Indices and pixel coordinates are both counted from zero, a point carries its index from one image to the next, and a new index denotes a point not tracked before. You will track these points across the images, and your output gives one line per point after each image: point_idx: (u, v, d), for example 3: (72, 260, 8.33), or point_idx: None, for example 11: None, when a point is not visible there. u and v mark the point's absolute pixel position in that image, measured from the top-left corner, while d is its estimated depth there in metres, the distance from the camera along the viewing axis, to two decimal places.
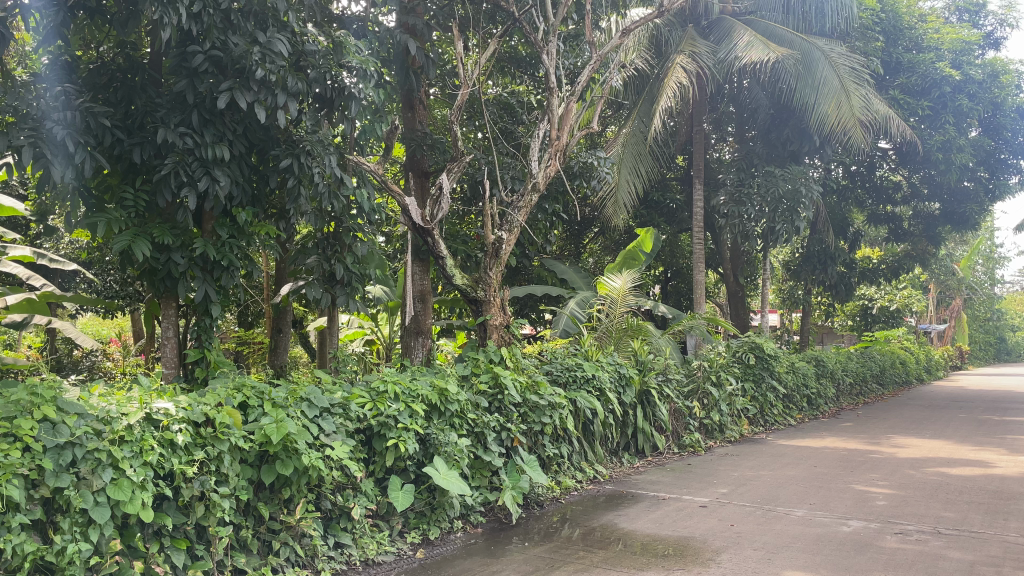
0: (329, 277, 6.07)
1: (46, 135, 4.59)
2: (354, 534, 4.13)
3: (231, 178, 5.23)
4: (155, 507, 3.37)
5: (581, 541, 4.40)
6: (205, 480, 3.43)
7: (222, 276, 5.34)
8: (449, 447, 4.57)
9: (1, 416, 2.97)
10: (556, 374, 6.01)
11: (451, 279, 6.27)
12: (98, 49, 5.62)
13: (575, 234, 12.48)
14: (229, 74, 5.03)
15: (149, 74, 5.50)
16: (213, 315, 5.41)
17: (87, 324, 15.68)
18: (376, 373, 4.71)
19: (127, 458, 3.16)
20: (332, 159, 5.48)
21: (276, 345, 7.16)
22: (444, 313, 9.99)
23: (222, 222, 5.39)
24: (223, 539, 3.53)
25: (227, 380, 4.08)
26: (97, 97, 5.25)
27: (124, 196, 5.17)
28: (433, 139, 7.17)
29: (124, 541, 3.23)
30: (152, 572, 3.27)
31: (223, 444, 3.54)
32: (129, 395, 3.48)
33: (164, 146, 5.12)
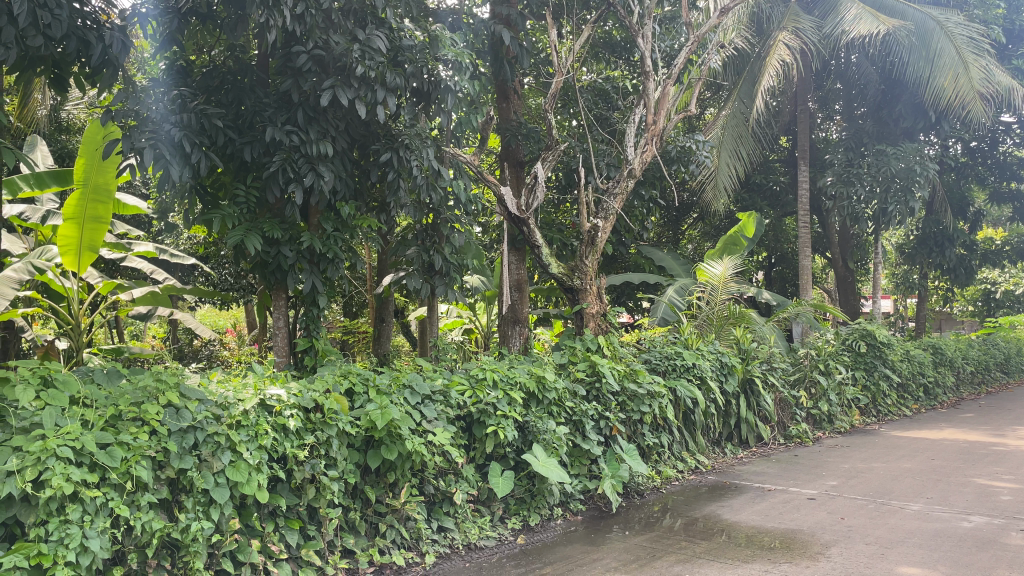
0: (429, 267, 6.16)
1: (165, 137, 4.86)
2: (457, 519, 4.22)
3: (335, 173, 5.41)
4: (270, 488, 3.55)
5: (683, 531, 4.34)
6: (315, 464, 3.58)
7: (327, 268, 5.54)
8: (547, 434, 4.60)
9: (132, 401, 3.19)
10: (655, 363, 5.93)
11: (547, 268, 6.31)
12: (210, 53, 5.91)
13: (673, 220, 12.25)
14: (332, 72, 5.19)
15: (257, 75, 5.74)
16: (320, 305, 5.62)
17: (207, 315, 16.59)
18: (474, 361, 4.77)
19: (244, 442, 3.34)
20: (430, 152, 5.60)
21: (379, 334, 7.35)
22: (542, 302, 10.01)
23: (327, 216, 5.59)
24: (332, 521, 3.68)
25: (334, 368, 4.24)
26: (210, 99, 5.52)
27: (237, 192, 5.42)
28: (527, 128, 7.18)
29: (243, 520, 3.42)
30: (268, 551, 3.45)
31: (332, 429, 3.68)
32: (245, 382, 3.67)
33: (273, 144, 5.34)
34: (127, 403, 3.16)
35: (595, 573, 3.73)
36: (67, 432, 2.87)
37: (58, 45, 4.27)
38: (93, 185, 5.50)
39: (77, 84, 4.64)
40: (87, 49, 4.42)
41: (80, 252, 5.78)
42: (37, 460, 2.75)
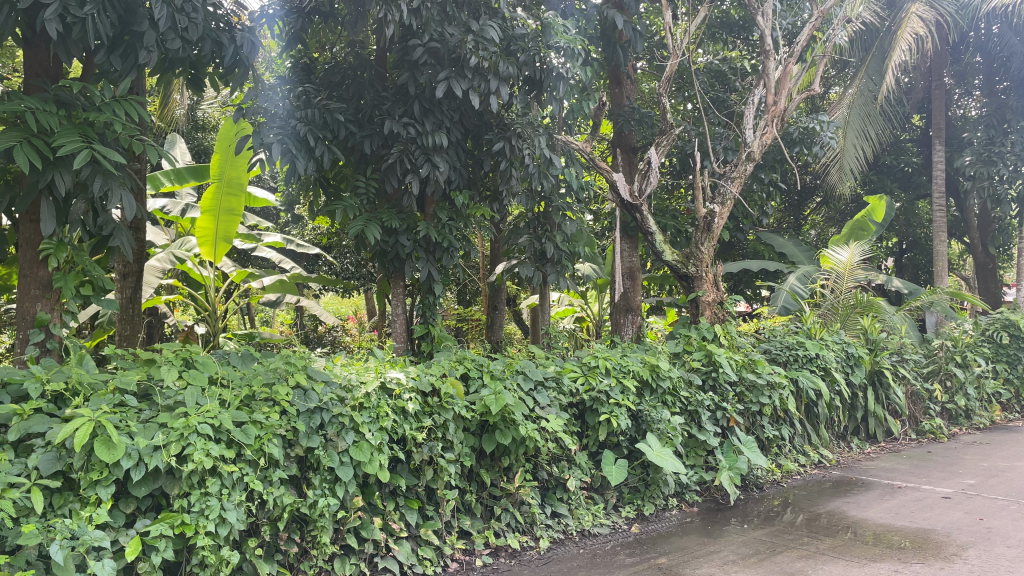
0: (540, 256, 6.18)
1: (292, 132, 5.12)
2: (570, 505, 4.26)
3: (450, 164, 5.51)
4: (391, 469, 3.69)
5: (805, 527, 4.20)
6: (433, 446, 3.69)
7: (443, 257, 5.66)
8: (662, 424, 4.54)
9: (265, 382, 3.37)
10: (775, 353, 5.73)
11: (661, 255, 6.22)
12: (331, 50, 6.14)
13: (793, 205, 11.81)
14: (447, 64, 5.29)
15: (376, 70, 5.92)
16: (436, 293, 5.76)
17: (330, 303, 17.30)
18: (587, 348, 4.77)
19: (366, 423, 3.47)
20: (542, 140, 5.62)
21: (492, 322, 7.44)
22: (656, 290, 9.87)
23: (442, 206, 5.72)
24: (449, 502, 3.79)
25: (450, 354, 4.35)
26: (332, 95, 5.75)
27: (357, 184, 5.62)
28: (641, 113, 7.08)
29: (366, 498, 3.57)
30: (389, 528, 3.59)
31: (448, 412, 3.77)
32: (367, 365, 3.83)
33: (391, 137, 5.50)
34: (259, 384, 3.35)
35: (712, 565, 3.67)
36: (206, 410, 3.06)
37: (195, 48, 4.54)
38: (227, 179, 5.82)
39: (211, 84, 4.93)
40: (220, 50, 4.69)
41: (216, 243, 6.15)
42: (181, 435, 2.94)
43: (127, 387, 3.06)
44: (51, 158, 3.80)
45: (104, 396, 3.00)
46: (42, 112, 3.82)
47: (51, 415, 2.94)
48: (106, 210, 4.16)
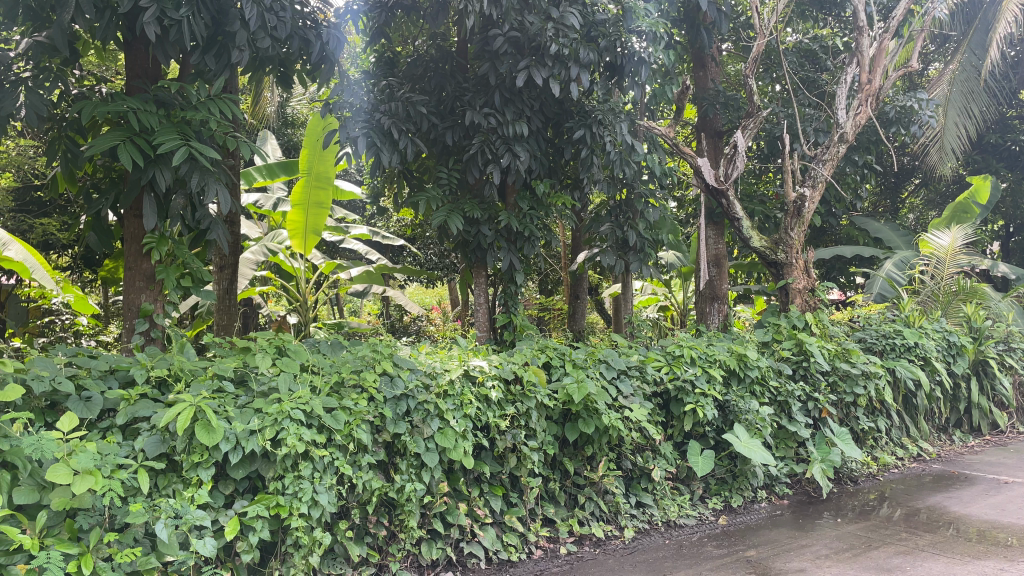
0: (623, 244, 6.11)
1: (376, 125, 5.23)
2: (655, 496, 4.23)
3: (531, 153, 5.52)
4: (475, 456, 3.74)
5: (903, 522, 4.04)
6: (516, 434, 3.72)
7: (524, 246, 5.69)
8: (749, 414, 4.43)
9: (353, 369, 3.47)
10: (871, 343, 5.51)
11: (748, 241, 6.10)
12: (413, 44, 6.22)
13: (890, 188, 11.32)
14: (527, 53, 5.29)
15: (457, 61, 5.98)
16: (518, 282, 5.79)
17: (415, 292, 17.61)
18: (672, 337, 4.71)
19: (450, 410, 3.52)
20: (623, 126, 5.56)
21: (574, 311, 7.43)
22: (743, 278, 9.64)
23: (523, 196, 5.74)
24: (533, 489, 3.82)
25: (533, 342, 4.36)
26: (415, 88, 5.84)
27: (440, 175, 5.70)
28: (726, 96, 6.91)
29: (451, 484, 3.64)
30: (474, 514, 3.65)
31: (531, 401, 3.79)
32: (451, 354, 3.88)
33: (472, 127, 5.54)
34: (348, 371, 3.44)
35: (803, 559, 3.57)
36: (298, 396, 3.16)
37: (284, 45, 4.68)
38: (315, 174, 5.96)
39: (299, 80, 5.07)
40: (307, 47, 4.82)
41: (305, 236, 6.33)
42: (275, 420, 3.05)
43: (225, 374, 3.19)
44: (151, 155, 3.99)
45: (203, 383, 3.14)
46: (143, 112, 4.02)
47: (155, 400, 3.10)
48: (203, 204, 4.34)
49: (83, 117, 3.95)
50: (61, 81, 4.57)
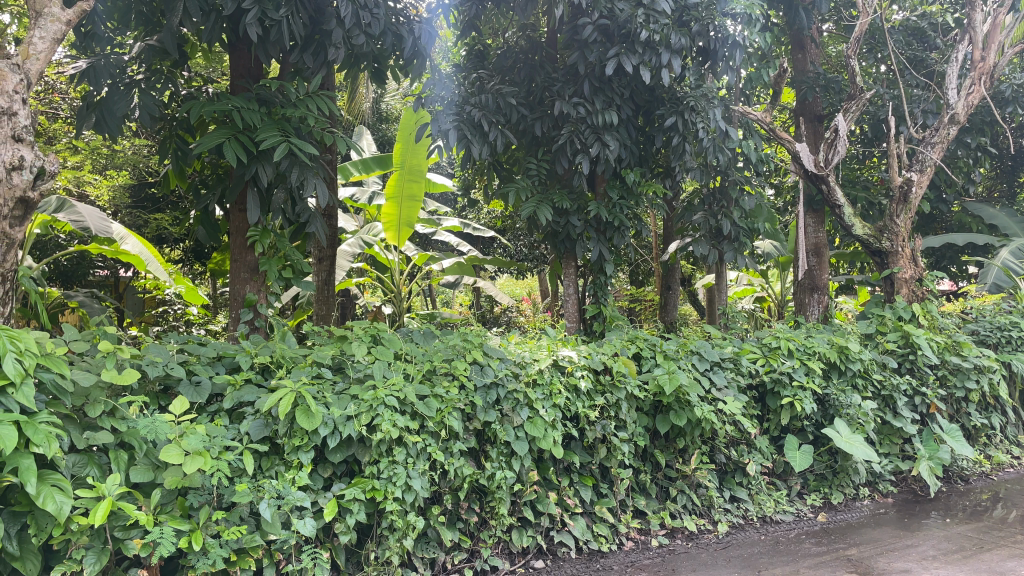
0: (716, 233, 5.99)
1: (467, 118, 5.31)
2: (750, 490, 4.16)
3: (620, 142, 5.47)
4: (565, 445, 3.76)
5: (1019, 525, 3.83)
6: (606, 424, 3.71)
7: (614, 236, 5.65)
8: (851, 409, 4.27)
9: (445, 358, 3.53)
10: (984, 335, 5.22)
11: (850, 229, 5.88)
12: (503, 36, 6.26)
13: (1006, 171, 10.66)
14: (616, 40, 5.23)
15: (547, 51, 5.99)
16: (608, 272, 5.76)
17: (507, 283, 17.75)
18: (768, 329, 4.59)
19: (540, 400, 3.54)
20: (716, 112, 5.43)
21: (665, 302, 7.33)
22: (845, 268, 9.27)
23: (613, 185, 5.70)
24: (624, 481, 3.81)
25: (623, 333, 4.34)
26: (505, 79, 5.89)
27: (529, 166, 5.72)
28: (827, 79, 6.65)
29: (541, 473, 3.67)
30: (564, 503, 3.68)
31: (621, 391, 3.77)
32: (540, 344, 3.90)
33: (561, 118, 5.53)
34: (439, 359, 3.50)
35: (908, 559, 3.44)
36: (392, 383, 3.23)
37: (377, 41, 4.79)
38: (408, 167, 6.08)
39: (392, 76, 5.18)
40: (400, 42, 4.92)
41: (399, 228, 6.47)
42: (369, 406, 3.12)
43: (323, 361, 3.31)
44: (254, 152, 4.17)
45: (303, 369, 3.27)
46: (246, 110, 4.19)
47: (259, 385, 3.25)
48: (302, 198, 4.50)
49: (191, 116, 4.16)
50: (171, 83, 4.82)
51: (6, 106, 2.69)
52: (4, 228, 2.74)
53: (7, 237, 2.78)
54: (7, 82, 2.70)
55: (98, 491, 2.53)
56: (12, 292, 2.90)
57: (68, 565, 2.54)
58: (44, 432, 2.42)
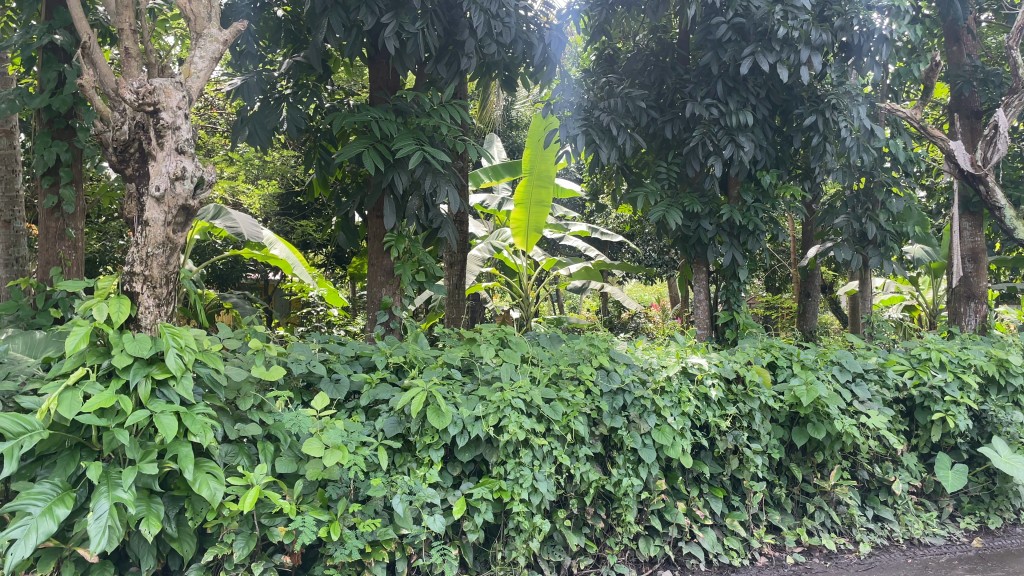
0: (860, 237, 5.69)
1: (597, 123, 5.33)
2: (896, 510, 3.95)
3: (756, 143, 5.30)
4: (694, 455, 3.70)
5: None
6: (738, 435, 3.61)
7: (748, 241, 5.49)
8: (1011, 426, 4.00)
9: (572, 363, 3.54)
10: None
11: (1011, 233, 5.50)
12: (634, 39, 6.21)
13: None
14: (752, 38, 5.08)
15: (678, 53, 5.92)
16: (741, 278, 5.61)
17: (634, 288, 17.60)
18: (917, 339, 4.31)
19: (668, 407, 3.48)
20: (861, 109, 5.16)
21: (804, 310, 7.01)
22: (1006, 275, 8.57)
23: (747, 188, 5.53)
24: (756, 494, 3.70)
25: (757, 341, 4.21)
26: (635, 83, 5.86)
27: (659, 169, 5.65)
28: (986, 71, 6.17)
29: (669, 482, 3.62)
30: (693, 514, 3.62)
31: (754, 401, 3.65)
32: (669, 350, 3.84)
33: (693, 120, 5.43)
34: (566, 363, 3.51)
35: None
36: (518, 385, 3.25)
37: (509, 49, 4.88)
38: (537, 172, 6.14)
39: (522, 83, 5.25)
40: (530, 49, 5.00)
41: (527, 234, 6.50)
42: (497, 407, 3.16)
43: (453, 362, 3.41)
44: (391, 160, 4.35)
45: (434, 370, 3.37)
46: (383, 120, 4.38)
47: (392, 384, 3.38)
48: (435, 205, 4.64)
49: (334, 127, 4.38)
50: (316, 97, 5.12)
51: (170, 121, 2.93)
52: (168, 233, 2.98)
53: (171, 241, 3.00)
54: (171, 98, 2.93)
55: (248, 480, 2.70)
56: (176, 293, 3.12)
57: (220, 547, 2.73)
58: (201, 422, 2.60)
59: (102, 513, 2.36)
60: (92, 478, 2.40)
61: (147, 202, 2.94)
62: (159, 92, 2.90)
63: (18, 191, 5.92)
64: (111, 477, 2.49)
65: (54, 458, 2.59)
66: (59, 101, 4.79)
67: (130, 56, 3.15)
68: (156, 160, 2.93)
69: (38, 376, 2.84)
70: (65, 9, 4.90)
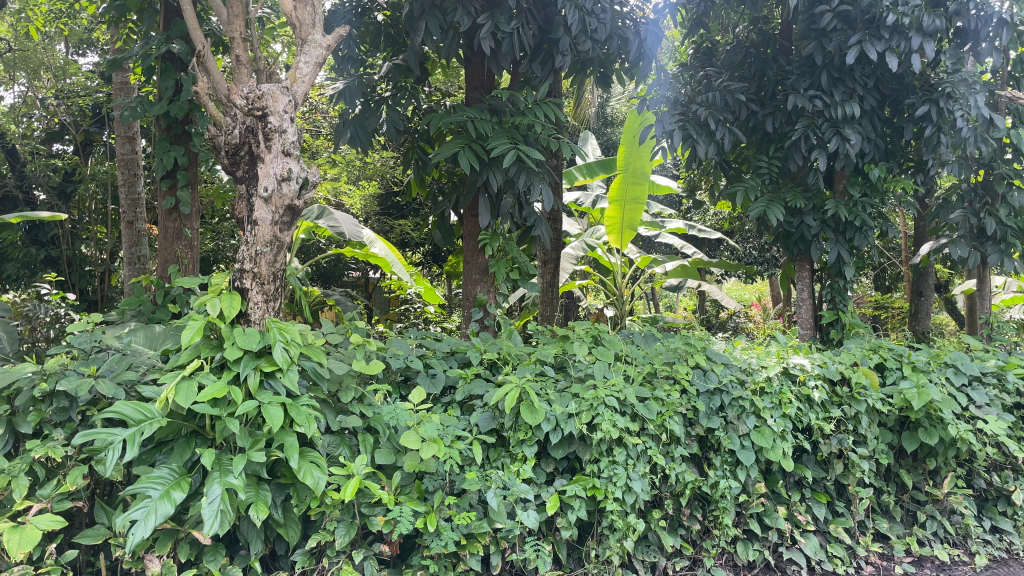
0: (979, 234, 5.40)
1: (694, 117, 5.25)
2: (1016, 521, 3.77)
3: (863, 135, 5.08)
4: (796, 458, 3.59)
5: None
6: (843, 439, 3.49)
7: (855, 237, 5.29)
8: None
9: (668, 362, 3.50)
10: None
11: None
12: (734, 30, 6.06)
13: None
14: (859, 27, 4.90)
15: (781, 43, 5.75)
16: (846, 276, 5.42)
17: (733, 287, 17.23)
18: None
19: (768, 408, 3.40)
20: (979, 98, 4.89)
21: (916, 310, 6.70)
22: None
23: (854, 182, 5.33)
24: (863, 500, 3.56)
25: (864, 341, 4.06)
26: (734, 75, 5.73)
27: (759, 164, 5.51)
28: None
29: (769, 485, 3.53)
30: (795, 519, 3.51)
31: (861, 404, 3.52)
32: (770, 349, 3.75)
33: (796, 112, 5.26)
34: (661, 362, 3.47)
35: None
36: (612, 383, 3.24)
37: (604, 46, 4.87)
38: (632, 169, 6.10)
39: (618, 79, 5.22)
40: (625, 45, 4.96)
41: (622, 231, 6.45)
42: (590, 405, 3.15)
43: (546, 359, 3.43)
44: (486, 159, 4.41)
45: (528, 366, 3.40)
46: (479, 120, 4.45)
47: (487, 380, 3.43)
48: (529, 203, 4.68)
49: (431, 128, 4.48)
50: (414, 98, 5.24)
51: (278, 125, 3.07)
52: (276, 232, 3.12)
53: (278, 240, 3.14)
54: (279, 102, 3.07)
55: (349, 470, 2.80)
56: (283, 290, 3.25)
57: (323, 534, 2.83)
58: (305, 414, 2.72)
59: (214, 497, 2.49)
60: (206, 464, 2.55)
61: (257, 202, 3.09)
62: (267, 97, 3.05)
63: (139, 194, 6.30)
64: (223, 464, 2.63)
65: (172, 444, 2.76)
66: (176, 107, 5.08)
67: (241, 64, 3.30)
68: (265, 162, 3.08)
69: (157, 367, 3.01)
70: (181, 20, 5.18)
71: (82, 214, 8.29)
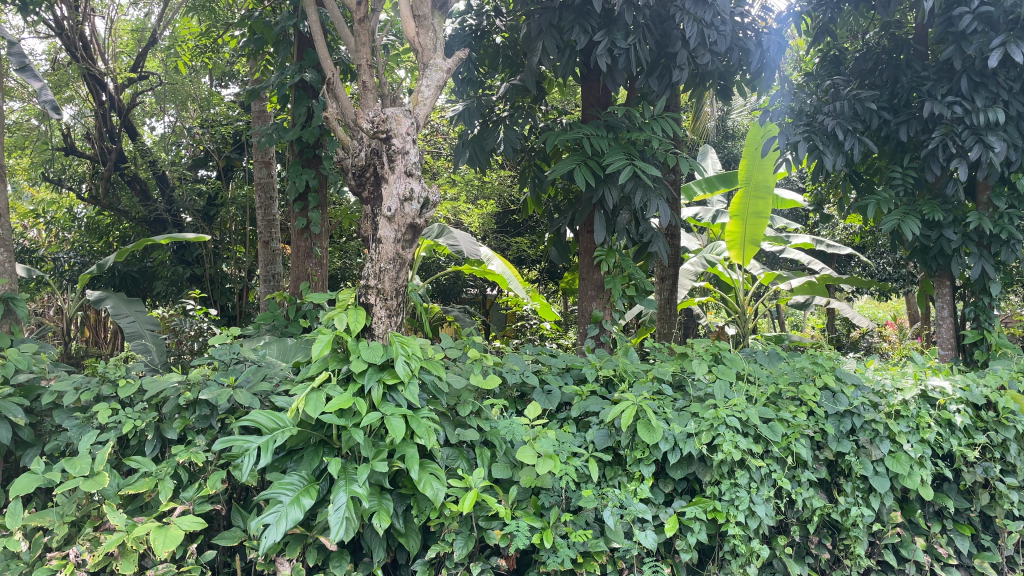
0: None
1: (819, 127, 5.06)
2: None
3: (1009, 142, 4.75)
4: (936, 487, 3.39)
5: None
6: (989, 467, 3.29)
7: (1001, 250, 4.94)
8: None
9: (794, 381, 3.36)
10: None
11: None
12: (864, 37, 5.81)
13: None
14: (1003, 28, 4.61)
15: (915, 48, 5.45)
16: (992, 293, 5.09)
17: (867, 306, 16.40)
18: None
19: (904, 433, 3.20)
20: None
21: None
22: None
23: (999, 192, 5.00)
24: (1012, 534, 3.34)
25: (1011, 364, 3.83)
26: (864, 83, 5.49)
27: (893, 175, 5.25)
28: None
29: (906, 515, 3.33)
30: (935, 551, 3.32)
31: (1008, 430, 3.35)
32: (905, 370, 3.55)
33: (932, 120, 4.99)
34: (786, 382, 3.33)
35: None
36: (733, 403, 3.14)
37: (725, 58, 4.79)
38: (753, 183, 5.98)
39: (739, 91, 5.10)
40: (746, 56, 4.86)
41: (743, 247, 6.29)
42: (711, 425, 3.07)
43: (664, 377, 3.38)
44: (603, 175, 4.42)
45: (644, 384, 3.37)
46: (595, 136, 4.46)
47: (603, 398, 3.41)
48: (647, 218, 4.66)
49: (548, 145, 4.53)
50: (531, 117, 5.32)
51: (401, 147, 3.20)
52: (398, 250, 3.23)
53: (401, 257, 3.25)
54: (401, 125, 3.19)
55: (467, 483, 2.85)
56: (405, 305, 3.34)
57: (442, 545, 2.88)
58: (426, 426, 2.79)
59: (340, 505, 2.60)
60: (332, 472, 2.66)
61: (381, 222, 3.23)
62: (391, 120, 3.18)
63: (274, 215, 6.67)
64: (348, 472, 2.74)
65: (302, 453, 2.90)
66: (308, 133, 5.37)
67: (367, 89, 3.46)
68: (389, 183, 3.21)
69: (289, 379, 3.18)
70: (313, 50, 5.49)
71: (223, 235, 8.89)
